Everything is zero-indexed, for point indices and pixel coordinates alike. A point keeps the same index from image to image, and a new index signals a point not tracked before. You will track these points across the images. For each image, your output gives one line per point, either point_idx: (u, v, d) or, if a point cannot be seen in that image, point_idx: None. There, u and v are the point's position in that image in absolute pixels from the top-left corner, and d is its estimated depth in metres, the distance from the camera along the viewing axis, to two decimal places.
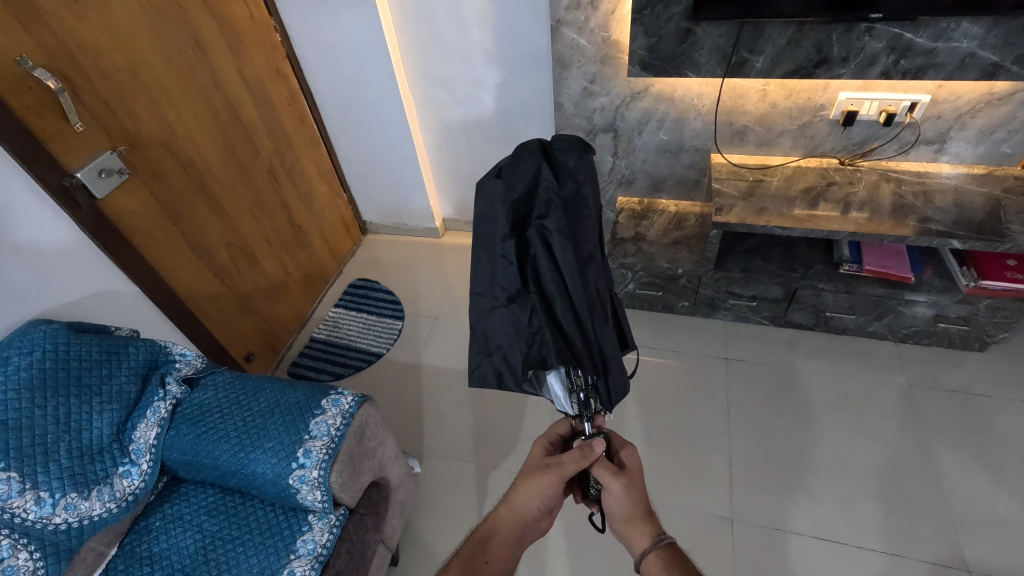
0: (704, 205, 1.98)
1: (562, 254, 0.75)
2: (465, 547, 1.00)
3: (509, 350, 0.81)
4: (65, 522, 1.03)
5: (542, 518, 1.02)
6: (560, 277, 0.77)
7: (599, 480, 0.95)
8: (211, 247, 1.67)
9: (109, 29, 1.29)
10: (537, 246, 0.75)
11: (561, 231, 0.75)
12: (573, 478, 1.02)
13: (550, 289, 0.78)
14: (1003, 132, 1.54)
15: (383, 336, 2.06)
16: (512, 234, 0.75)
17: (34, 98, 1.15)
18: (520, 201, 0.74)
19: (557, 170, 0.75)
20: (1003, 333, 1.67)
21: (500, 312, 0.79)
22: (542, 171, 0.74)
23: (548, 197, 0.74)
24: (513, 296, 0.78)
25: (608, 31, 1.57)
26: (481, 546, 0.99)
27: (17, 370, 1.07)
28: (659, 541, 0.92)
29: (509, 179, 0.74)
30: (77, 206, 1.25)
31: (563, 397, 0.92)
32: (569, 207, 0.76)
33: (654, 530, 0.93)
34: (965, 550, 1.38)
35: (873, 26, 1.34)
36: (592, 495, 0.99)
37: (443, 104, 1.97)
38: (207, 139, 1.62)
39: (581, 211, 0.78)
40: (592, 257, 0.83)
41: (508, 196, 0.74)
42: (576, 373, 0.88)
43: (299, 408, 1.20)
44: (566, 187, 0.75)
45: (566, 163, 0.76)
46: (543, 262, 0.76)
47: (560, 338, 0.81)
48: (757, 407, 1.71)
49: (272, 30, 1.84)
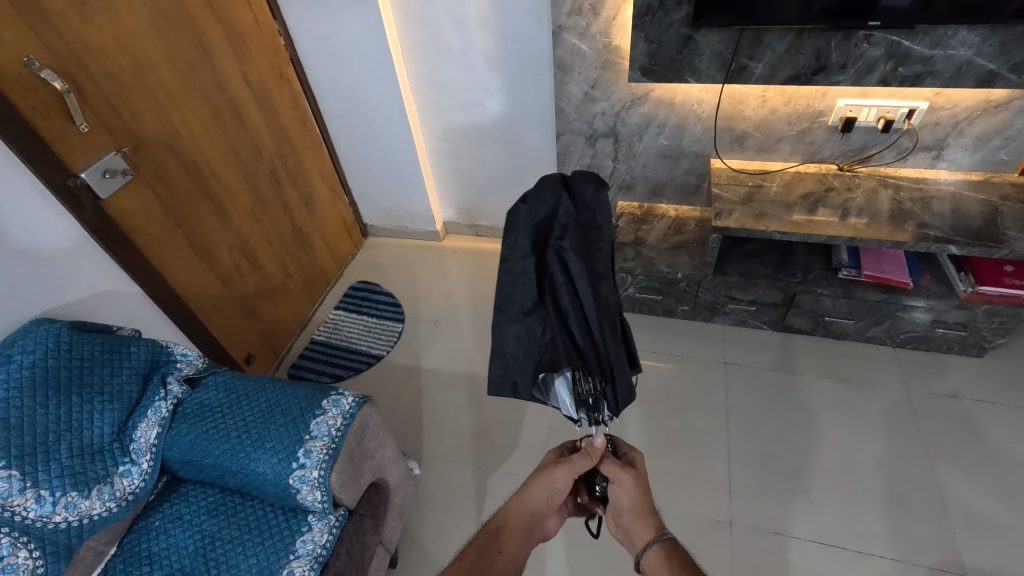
0: (703, 210, 1.98)
1: (578, 274, 0.78)
2: (479, 534, 0.98)
3: (523, 360, 0.84)
4: (65, 521, 1.04)
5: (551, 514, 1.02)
6: (575, 292, 0.80)
7: (608, 475, 0.97)
8: (213, 248, 1.68)
9: (115, 32, 1.30)
10: (554, 265, 0.78)
11: (577, 253, 0.77)
12: (579, 480, 1.04)
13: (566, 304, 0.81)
14: (1000, 140, 1.56)
15: (383, 338, 2.07)
16: (532, 254, 0.77)
17: (40, 99, 1.16)
18: (540, 227, 0.77)
19: (576, 198, 0.77)
20: (1001, 339, 1.68)
21: (518, 324, 0.82)
22: (562, 200, 0.75)
23: (566, 222, 0.77)
24: (529, 309, 0.81)
25: (609, 37, 1.59)
26: (495, 534, 0.97)
27: (19, 369, 1.07)
28: (661, 535, 0.91)
29: (530, 207, 0.75)
30: (81, 206, 1.25)
31: (569, 403, 0.92)
32: (588, 232, 0.78)
33: (658, 524, 0.92)
34: (963, 554, 1.38)
35: (871, 33, 1.36)
36: (597, 494, 1.00)
37: (445, 108, 1.98)
38: (210, 141, 1.63)
39: (599, 235, 0.80)
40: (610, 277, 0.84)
41: (529, 220, 0.76)
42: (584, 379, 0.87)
43: (300, 409, 1.21)
44: (584, 214, 0.77)
45: (585, 191, 0.77)
46: (561, 280, 0.79)
47: (572, 346, 0.83)
48: (756, 411, 1.72)
49: (276, 34, 1.85)
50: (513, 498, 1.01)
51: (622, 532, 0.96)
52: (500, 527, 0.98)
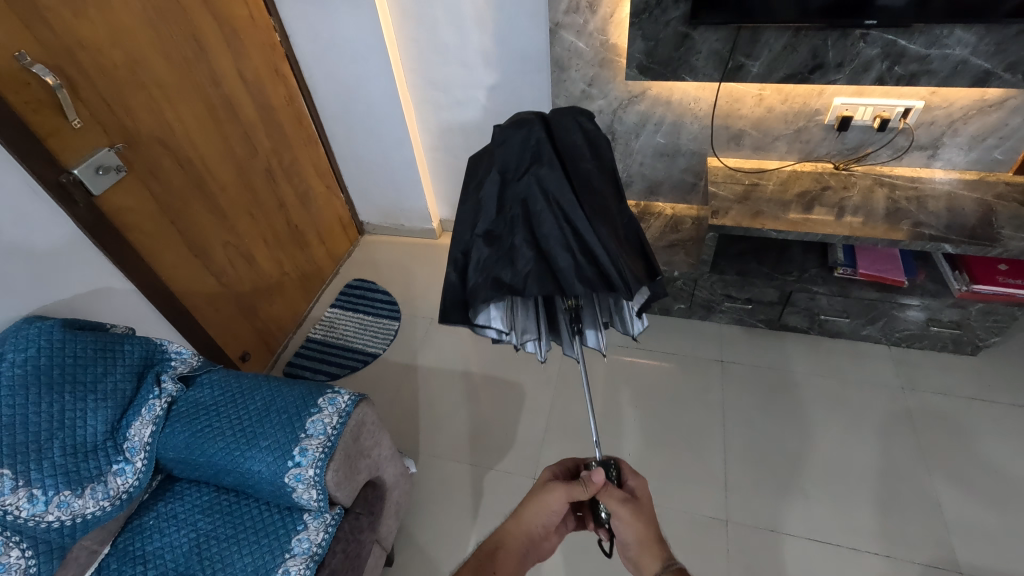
0: (699, 208, 1.98)
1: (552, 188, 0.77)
2: (474, 557, 0.98)
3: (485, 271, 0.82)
4: (58, 520, 1.03)
5: (547, 535, 1.03)
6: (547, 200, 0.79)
7: (608, 507, 0.95)
8: (208, 245, 1.66)
9: (109, 26, 1.29)
10: (529, 185, 0.78)
11: (546, 172, 0.77)
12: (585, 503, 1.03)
13: (539, 222, 0.80)
14: (994, 139, 1.56)
15: (379, 336, 2.06)
16: (499, 179, 0.79)
17: (31, 94, 1.15)
18: (517, 146, 0.78)
19: (552, 125, 0.79)
20: (995, 338, 1.69)
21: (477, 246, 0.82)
22: (536, 123, 0.78)
23: (537, 145, 0.78)
24: (492, 230, 0.81)
25: (606, 34, 1.59)
26: (491, 556, 0.97)
27: (12, 367, 1.06)
28: (668, 566, 0.91)
29: (506, 132, 0.78)
30: (74, 203, 1.24)
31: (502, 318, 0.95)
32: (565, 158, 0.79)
33: (664, 554, 0.93)
34: (957, 551, 1.39)
35: (868, 32, 1.36)
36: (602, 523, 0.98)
37: (442, 105, 1.97)
38: (205, 137, 1.62)
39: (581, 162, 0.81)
40: (602, 203, 0.83)
41: (500, 151, 0.79)
42: (559, 270, 0.81)
43: (295, 407, 1.20)
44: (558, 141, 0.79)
45: (562, 127, 0.81)
46: (538, 201, 0.79)
47: (544, 263, 0.82)
48: (752, 409, 1.72)
49: (272, 30, 1.84)
50: (512, 520, 1.01)
51: (629, 563, 0.96)
52: (495, 549, 0.99)
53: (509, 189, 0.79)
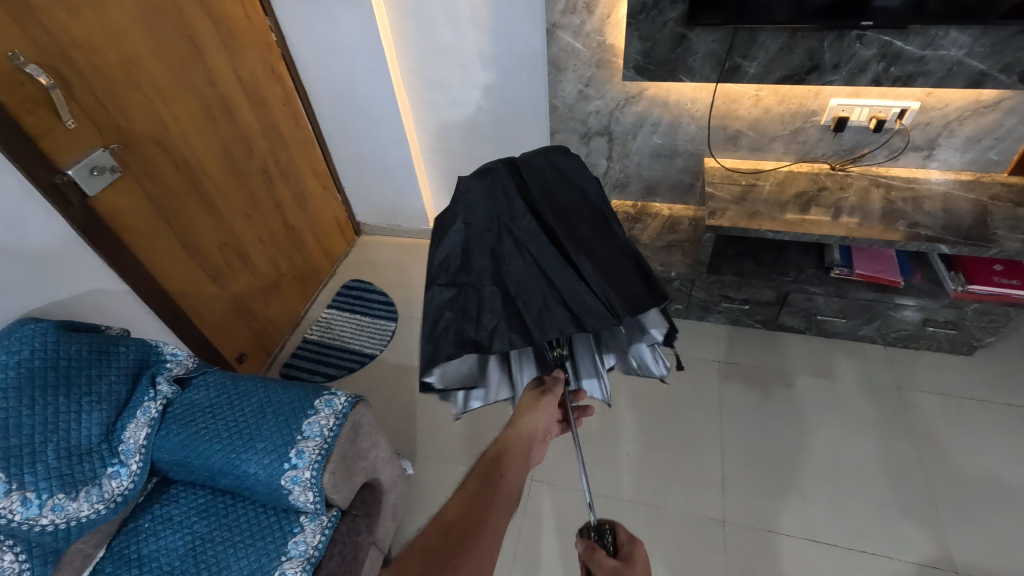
0: (696, 209, 1.97)
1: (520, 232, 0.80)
2: (479, 466, 0.87)
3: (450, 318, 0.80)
4: (53, 523, 1.02)
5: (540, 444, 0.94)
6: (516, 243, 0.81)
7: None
8: (204, 246, 1.66)
9: (103, 26, 1.28)
10: (497, 232, 0.81)
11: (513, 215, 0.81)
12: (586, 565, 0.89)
13: (507, 265, 0.81)
14: (989, 140, 1.57)
15: (376, 337, 2.06)
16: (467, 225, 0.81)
17: (25, 94, 1.14)
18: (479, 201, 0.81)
19: (519, 172, 0.83)
20: (990, 338, 1.69)
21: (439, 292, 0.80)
22: (501, 171, 0.82)
23: (504, 189, 0.81)
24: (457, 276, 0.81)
25: (603, 35, 1.59)
26: (496, 463, 0.87)
27: (5, 369, 1.06)
28: None
29: (474, 182, 0.82)
30: (69, 204, 1.23)
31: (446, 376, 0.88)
32: (532, 202, 0.82)
33: None
34: (953, 551, 1.40)
35: (864, 33, 1.36)
36: None
37: (439, 106, 1.97)
38: (201, 138, 1.61)
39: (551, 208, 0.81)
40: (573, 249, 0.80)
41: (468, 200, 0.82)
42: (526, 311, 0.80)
43: (292, 409, 1.20)
44: (528, 184, 0.82)
45: (535, 169, 0.85)
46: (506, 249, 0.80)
47: (512, 306, 0.81)
48: (749, 409, 1.73)
49: (268, 30, 1.83)
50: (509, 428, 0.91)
51: None
52: (498, 457, 0.88)
53: (474, 237, 0.81)
